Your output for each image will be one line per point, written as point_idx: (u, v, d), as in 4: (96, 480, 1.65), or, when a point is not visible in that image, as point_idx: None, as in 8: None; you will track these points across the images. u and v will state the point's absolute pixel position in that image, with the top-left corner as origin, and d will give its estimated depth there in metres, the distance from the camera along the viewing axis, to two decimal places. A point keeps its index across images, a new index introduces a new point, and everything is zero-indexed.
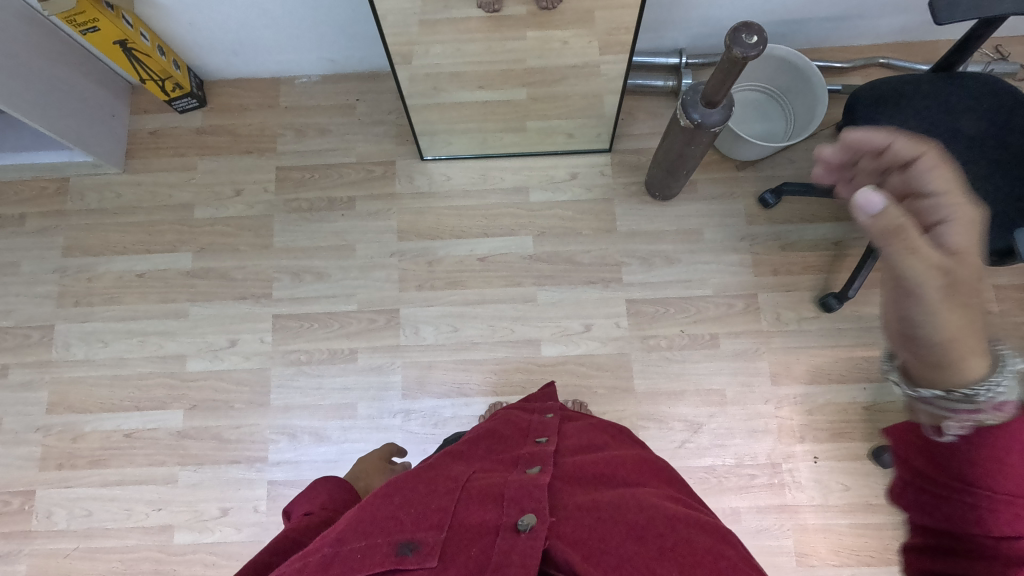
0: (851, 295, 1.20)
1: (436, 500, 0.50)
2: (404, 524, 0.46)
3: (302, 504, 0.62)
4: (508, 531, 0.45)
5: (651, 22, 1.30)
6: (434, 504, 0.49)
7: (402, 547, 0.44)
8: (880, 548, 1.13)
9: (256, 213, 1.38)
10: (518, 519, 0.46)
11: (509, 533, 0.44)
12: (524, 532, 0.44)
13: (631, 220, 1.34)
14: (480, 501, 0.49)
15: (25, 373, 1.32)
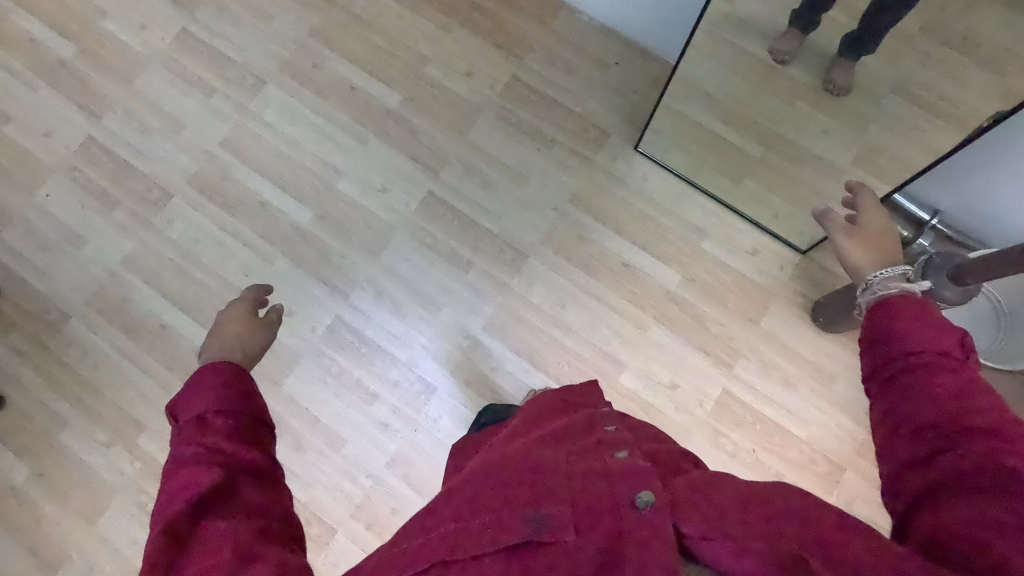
0: None
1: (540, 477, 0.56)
2: (520, 501, 0.54)
3: (204, 402, 0.63)
4: (628, 509, 0.50)
5: (944, 171, 1.23)
6: (538, 481, 0.55)
7: (534, 519, 0.51)
8: None
9: (471, 100, 1.43)
10: (635, 497, 0.50)
11: (629, 511, 0.50)
12: (644, 508, 0.50)
13: (777, 325, 1.28)
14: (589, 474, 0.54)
15: (223, 104, 1.45)
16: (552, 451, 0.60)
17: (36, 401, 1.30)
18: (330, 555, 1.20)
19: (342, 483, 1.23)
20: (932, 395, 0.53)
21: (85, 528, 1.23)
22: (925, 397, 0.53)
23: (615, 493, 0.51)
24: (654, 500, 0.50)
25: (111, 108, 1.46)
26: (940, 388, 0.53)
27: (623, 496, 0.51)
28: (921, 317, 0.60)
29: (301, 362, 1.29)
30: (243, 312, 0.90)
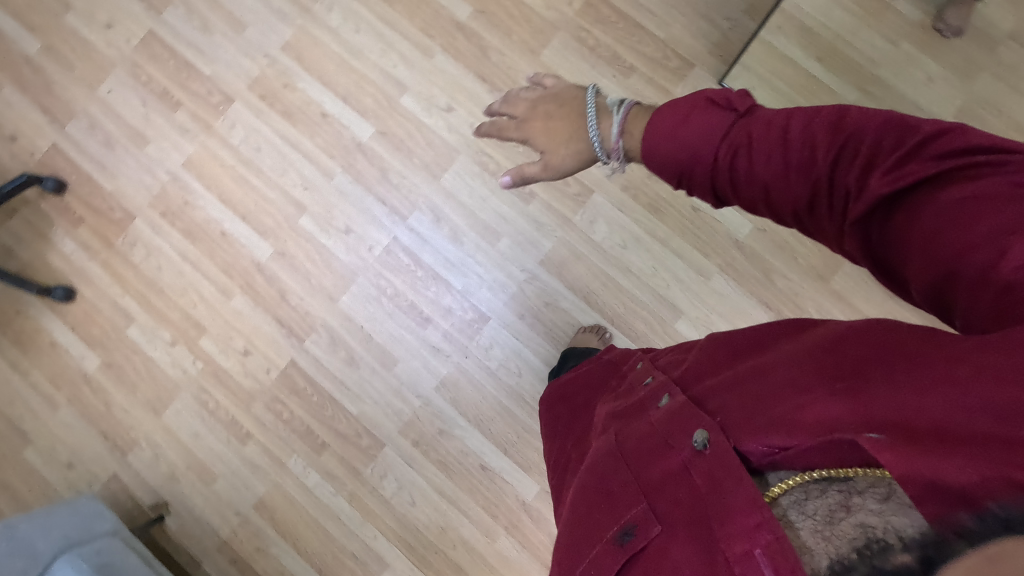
0: None
1: (611, 478, 0.55)
2: (603, 518, 0.53)
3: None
4: (693, 455, 0.48)
5: None
6: (608, 489, 0.55)
7: (624, 534, 0.50)
8: None
9: (546, 17, 1.33)
10: (696, 439, 0.48)
11: (695, 456, 0.47)
12: (702, 447, 0.47)
13: (848, 284, 1.23)
14: (645, 458, 0.52)
15: (287, 5, 1.38)
16: (602, 453, 0.60)
17: (104, 296, 1.34)
18: (378, 466, 1.25)
19: (392, 400, 1.26)
20: (803, 169, 0.45)
21: (151, 419, 1.30)
22: (793, 174, 0.46)
23: (679, 452, 0.49)
24: (705, 435, 0.47)
25: (172, 2, 1.40)
26: (787, 152, 0.46)
27: (679, 449, 0.49)
28: (681, 114, 0.51)
29: (356, 280, 1.30)
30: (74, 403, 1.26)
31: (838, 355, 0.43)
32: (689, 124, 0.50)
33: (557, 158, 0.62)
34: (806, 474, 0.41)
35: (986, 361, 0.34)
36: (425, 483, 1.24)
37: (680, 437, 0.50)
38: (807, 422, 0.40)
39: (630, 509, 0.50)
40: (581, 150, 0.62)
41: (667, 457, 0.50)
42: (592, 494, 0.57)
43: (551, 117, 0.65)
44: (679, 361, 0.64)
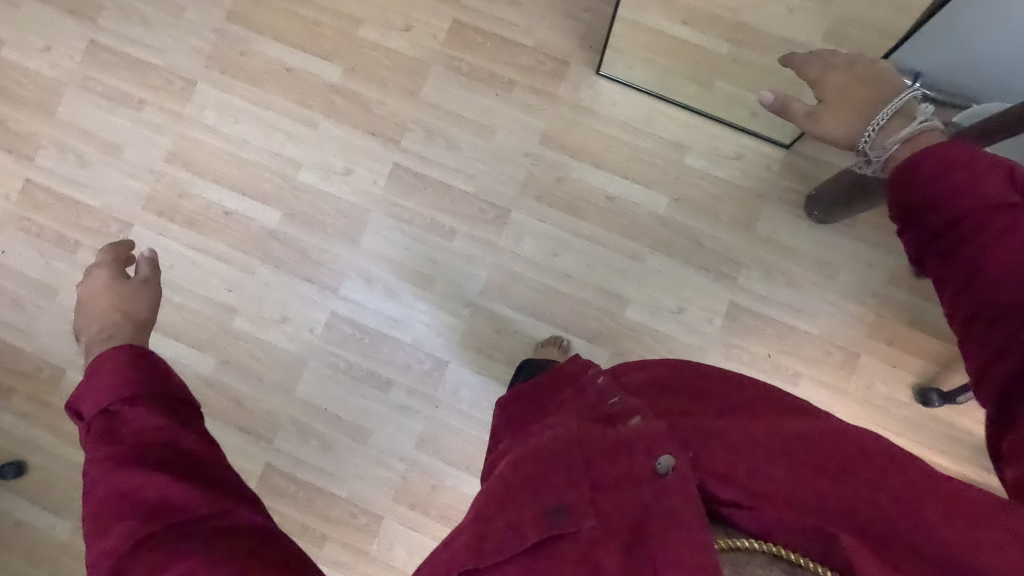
0: (958, 401, 1.15)
1: (549, 461, 0.54)
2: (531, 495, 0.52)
3: (89, 406, 0.62)
4: (654, 477, 0.49)
5: (928, 35, 1.14)
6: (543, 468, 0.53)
7: (552, 514, 0.49)
8: None
9: (415, 57, 1.33)
10: (663, 464, 0.49)
11: (656, 479, 0.48)
12: (666, 471, 0.48)
13: (773, 226, 1.26)
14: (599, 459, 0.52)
15: (157, 116, 1.35)
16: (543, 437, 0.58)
17: (57, 458, 1.29)
18: (383, 540, 1.23)
19: (377, 471, 1.25)
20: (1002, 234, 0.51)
21: None
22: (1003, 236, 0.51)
23: (639, 469, 0.50)
24: (671, 460, 0.49)
25: (40, 145, 1.35)
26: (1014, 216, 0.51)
27: (640, 469, 0.49)
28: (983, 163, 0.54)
29: (307, 364, 1.28)
30: (109, 279, 0.86)
31: (828, 450, 0.48)
32: (951, 178, 0.54)
33: (829, 122, 0.69)
34: (758, 540, 0.44)
35: (966, 513, 0.42)
36: (434, 541, 1.23)
37: (644, 457, 0.50)
38: (793, 499, 0.45)
39: (570, 498, 0.50)
40: (849, 134, 0.68)
41: (625, 467, 0.50)
42: (517, 463, 0.55)
43: (846, 100, 0.68)
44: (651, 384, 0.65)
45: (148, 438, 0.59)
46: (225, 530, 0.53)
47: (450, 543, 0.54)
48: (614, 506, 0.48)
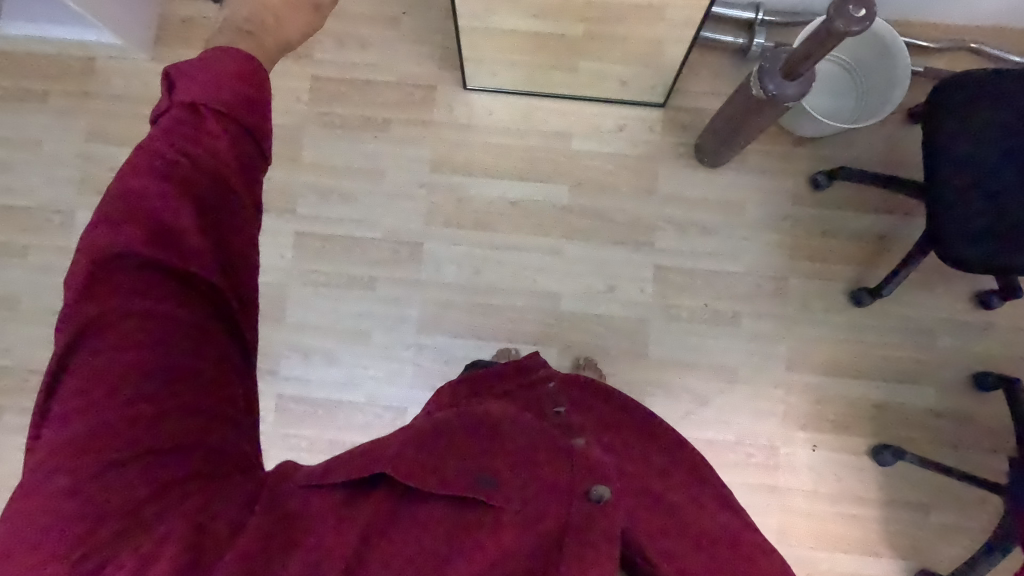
0: (886, 293, 1.19)
1: (495, 449, 0.56)
2: (473, 466, 0.53)
3: (183, 88, 0.47)
4: (581, 499, 0.52)
5: None
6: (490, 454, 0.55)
7: (483, 482, 0.50)
8: (858, 538, 1.22)
9: (286, 123, 1.32)
10: (594, 489, 0.53)
11: (583, 501, 0.52)
12: (597, 499, 0.52)
13: (673, 183, 1.30)
14: (539, 467, 0.55)
15: (45, 257, 1.31)
16: (494, 426, 0.60)
17: None
18: None
19: None
20: None
21: None
22: None
23: (574, 484, 0.54)
24: (607, 496, 0.53)
25: None
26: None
27: (578, 489, 0.53)
28: None
29: (268, 454, 1.25)
30: None
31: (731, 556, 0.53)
32: None
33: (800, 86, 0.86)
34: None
35: None
36: None
37: (583, 479, 0.55)
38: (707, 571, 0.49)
39: (507, 481, 0.51)
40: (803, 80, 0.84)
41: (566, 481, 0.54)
42: (463, 437, 0.57)
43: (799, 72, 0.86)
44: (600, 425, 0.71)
45: (226, 150, 0.47)
46: (188, 372, 0.43)
47: (364, 450, 0.53)
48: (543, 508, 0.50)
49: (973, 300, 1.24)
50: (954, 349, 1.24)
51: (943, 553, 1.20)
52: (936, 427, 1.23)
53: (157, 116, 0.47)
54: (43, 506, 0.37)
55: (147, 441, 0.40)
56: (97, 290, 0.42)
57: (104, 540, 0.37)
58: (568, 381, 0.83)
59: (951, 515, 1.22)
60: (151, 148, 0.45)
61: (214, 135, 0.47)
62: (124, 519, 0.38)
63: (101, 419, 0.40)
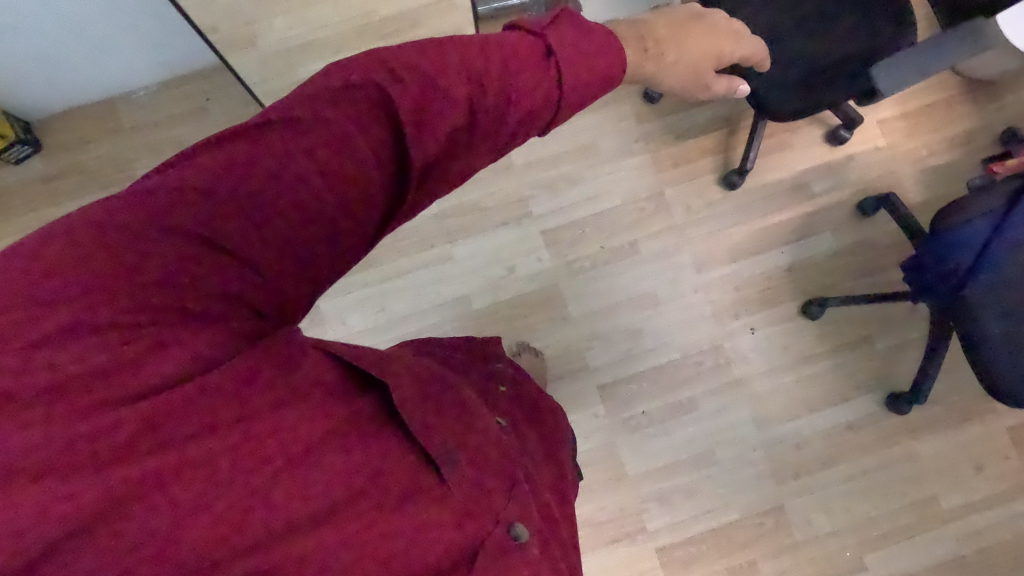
0: (750, 167, 1.25)
1: (464, 425, 0.52)
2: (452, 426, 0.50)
3: (564, 48, 0.42)
4: (502, 529, 0.46)
5: None
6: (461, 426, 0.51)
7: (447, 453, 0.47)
8: (823, 393, 1.26)
9: None
10: (515, 526, 0.48)
11: (501, 531, 0.46)
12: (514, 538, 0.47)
13: (525, 150, 1.32)
14: (487, 464, 0.50)
15: None
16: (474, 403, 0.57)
17: None
18: None
19: None
20: None
21: None
22: None
23: (501, 507, 0.48)
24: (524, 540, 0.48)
25: None
26: None
27: (502, 515, 0.47)
28: None
29: None
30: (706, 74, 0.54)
31: None
32: None
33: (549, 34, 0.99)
34: None
35: None
36: None
37: (515, 508, 0.49)
38: None
39: (469, 464, 0.48)
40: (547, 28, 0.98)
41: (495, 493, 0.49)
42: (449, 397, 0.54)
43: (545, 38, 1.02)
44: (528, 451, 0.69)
45: (464, 123, 0.41)
46: (305, 214, 0.40)
47: (382, 359, 0.51)
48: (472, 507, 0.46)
49: (826, 140, 1.30)
50: (830, 190, 1.30)
51: (900, 371, 1.26)
52: (846, 264, 1.28)
53: (549, 22, 0.44)
54: (140, 214, 0.38)
55: (203, 293, 0.39)
56: (213, 140, 0.39)
57: (114, 302, 0.37)
58: (518, 391, 0.84)
59: (892, 336, 1.27)
60: (469, 65, 0.41)
61: (490, 128, 0.42)
62: (184, 283, 0.38)
63: (164, 225, 0.38)
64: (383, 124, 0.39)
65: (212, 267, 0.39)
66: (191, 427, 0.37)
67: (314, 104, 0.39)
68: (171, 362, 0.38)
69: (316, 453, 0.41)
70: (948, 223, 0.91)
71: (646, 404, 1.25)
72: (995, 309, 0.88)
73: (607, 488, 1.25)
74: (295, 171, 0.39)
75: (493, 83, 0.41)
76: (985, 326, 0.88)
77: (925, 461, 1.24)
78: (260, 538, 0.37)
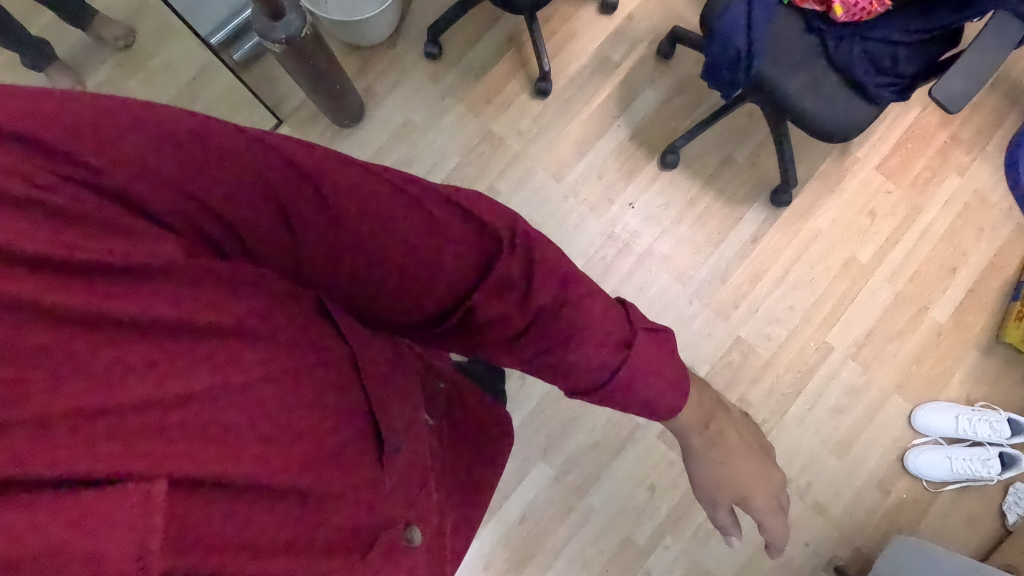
0: (548, 68, 1.29)
1: (405, 409, 0.55)
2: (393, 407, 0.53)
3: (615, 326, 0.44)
4: (399, 528, 0.49)
5: None
6: (403, 409, 0.55)
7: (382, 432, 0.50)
8: (719, 223, 1.32)
9: None
10: (410, 529, 0.50)
11: (398, 529, 0.49)
12: (408, 540, 0.50)
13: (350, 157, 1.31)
14: (406, 458, 0.53)
15: None
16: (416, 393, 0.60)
17: None
18: None
19: None
20: None
21: None
22: None
23: (405, 506, 0.51)
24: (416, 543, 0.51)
25: None
26: None
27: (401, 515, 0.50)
28: None
29: None
30: None
31: None
32: None
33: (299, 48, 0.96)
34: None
35: None
36: None
37: (415, 510, 0.52)
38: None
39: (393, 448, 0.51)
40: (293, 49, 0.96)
41: (406, 487, 0.52)
42: (401, 382, 0.56)
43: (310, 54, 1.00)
44: (447, 449, 0.71)
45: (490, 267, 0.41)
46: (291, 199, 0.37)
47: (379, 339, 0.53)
48: (382, 495, 0.48)
49: (602, 12, 1.36)
50: (628, 52, 1.35)
51: (769, 170, 1.33)
52: (676, 107, 1.34)
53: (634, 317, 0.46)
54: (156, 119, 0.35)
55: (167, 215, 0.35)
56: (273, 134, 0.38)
57: (74, 153, 0.33)
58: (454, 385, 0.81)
59: (747, 145, 1.34)
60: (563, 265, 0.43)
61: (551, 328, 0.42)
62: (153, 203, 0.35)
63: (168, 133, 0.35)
64: (487, 253, 0.41)
65: (214, 180, 0.36)
66: (158, 304, 0.35)
67: (446, 203, 0.41)
68: (158, 253, 0.35)
69: (256, 390, 0.40)
70: (713, 15, 0.96)
71: None
72: (783, 68, 0.95)
73: (589, 410, 1.25)
74: (380, 209, 0.39)
75: (579, 337, 0.42)
76: (783, 83, 0.94)
77: (830, 232, 1.32)
78: (161, 450, 0.34)
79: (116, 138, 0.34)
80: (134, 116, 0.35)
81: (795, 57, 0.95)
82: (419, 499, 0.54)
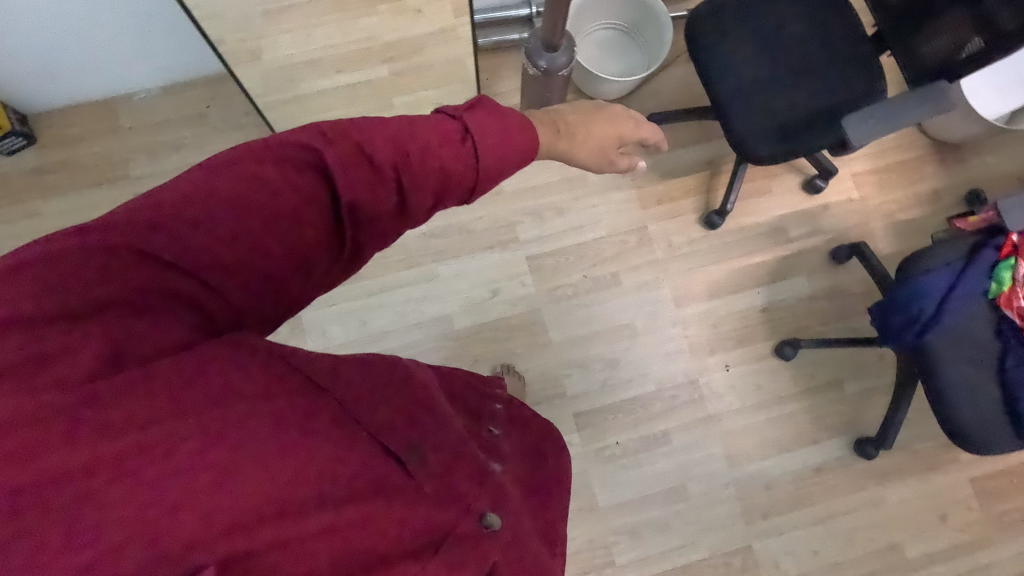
0: (730, 208, 1.29)
1: (423, 421, 0.53)
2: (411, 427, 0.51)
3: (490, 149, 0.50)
4: (474, 518, 0.51)
5: None
6: (419, 420, 0.52)
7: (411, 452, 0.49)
8: (795, 433, 1.28)
9: None
10: (486, 515, 0.53)
11: (472, 519, 0.51)
12: (487, 526, 0.52)
13: (516, 176, 1.35)
14: (446, 463, 0.52)
15: None
16: (436, 400, 0.58)
17: None
18: None
19: None
20: None
21: None
22: None
23: (468, 501, 0.52)
24: (497, 525, 0.53)
25: None
26: None
27: (477, 506, 0.52)
28: None
29: None
30: None
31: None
32: None
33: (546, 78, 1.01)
34: None
35: None
36: None
37: (485, 499, 0.54)
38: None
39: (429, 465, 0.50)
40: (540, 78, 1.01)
41: (461, 490, 0.52)
42: (403, 395, 0.53)
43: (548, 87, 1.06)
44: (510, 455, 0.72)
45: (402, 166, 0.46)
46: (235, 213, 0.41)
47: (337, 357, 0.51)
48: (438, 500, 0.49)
49: (805, 188, 1.36)
50: (806, 235, 1.35)
51: (869, 418, 1.28)
52: (818, 308, 1.32)
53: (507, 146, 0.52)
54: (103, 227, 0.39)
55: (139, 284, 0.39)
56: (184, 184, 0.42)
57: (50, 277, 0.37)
58: (513, 413, 0.81)
59: (863, 381, 1.30)
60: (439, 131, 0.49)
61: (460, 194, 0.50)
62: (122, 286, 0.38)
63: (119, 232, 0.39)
64: (377, 150, 0.45)
65: (164, 244, 0.40)
66: (128, 388, 0.37)
67: (328, 137, 0.44)
68: (117, 323, 0.38)
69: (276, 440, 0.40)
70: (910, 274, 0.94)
71: (621, 434, 1.26)
72: (956, 354, 0.92)
73: (578, 519, 1.23)
74: (299, 178, 0.43)
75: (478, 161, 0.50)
76: (946, 370, 0.92)
77: (891, 509, 1.25)
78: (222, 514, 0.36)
79: (70, 261, 0.38)
80: (63, 245, 0.38)
81: (970, 349, 0.93)
82: (487, 489, 0.56)
